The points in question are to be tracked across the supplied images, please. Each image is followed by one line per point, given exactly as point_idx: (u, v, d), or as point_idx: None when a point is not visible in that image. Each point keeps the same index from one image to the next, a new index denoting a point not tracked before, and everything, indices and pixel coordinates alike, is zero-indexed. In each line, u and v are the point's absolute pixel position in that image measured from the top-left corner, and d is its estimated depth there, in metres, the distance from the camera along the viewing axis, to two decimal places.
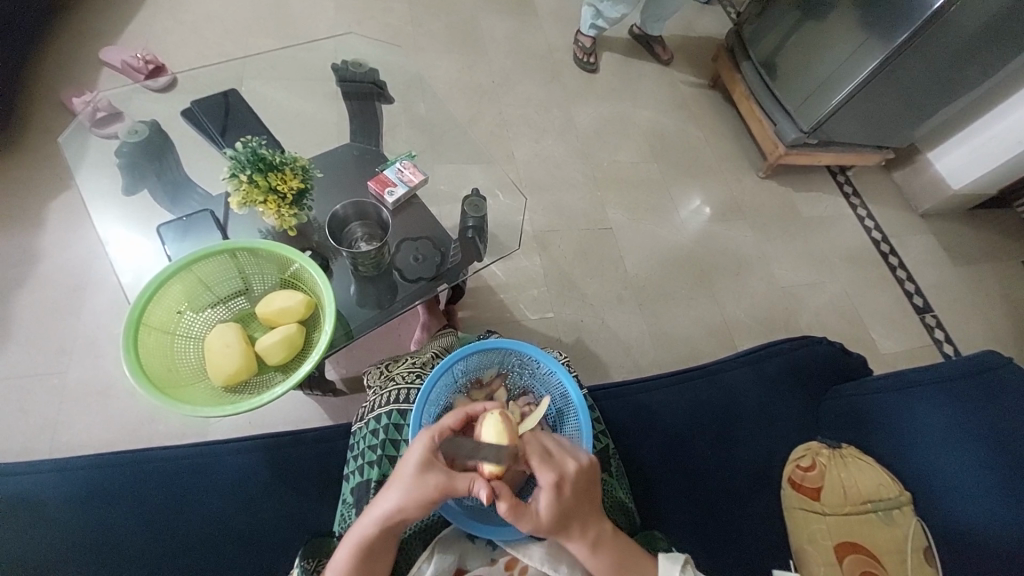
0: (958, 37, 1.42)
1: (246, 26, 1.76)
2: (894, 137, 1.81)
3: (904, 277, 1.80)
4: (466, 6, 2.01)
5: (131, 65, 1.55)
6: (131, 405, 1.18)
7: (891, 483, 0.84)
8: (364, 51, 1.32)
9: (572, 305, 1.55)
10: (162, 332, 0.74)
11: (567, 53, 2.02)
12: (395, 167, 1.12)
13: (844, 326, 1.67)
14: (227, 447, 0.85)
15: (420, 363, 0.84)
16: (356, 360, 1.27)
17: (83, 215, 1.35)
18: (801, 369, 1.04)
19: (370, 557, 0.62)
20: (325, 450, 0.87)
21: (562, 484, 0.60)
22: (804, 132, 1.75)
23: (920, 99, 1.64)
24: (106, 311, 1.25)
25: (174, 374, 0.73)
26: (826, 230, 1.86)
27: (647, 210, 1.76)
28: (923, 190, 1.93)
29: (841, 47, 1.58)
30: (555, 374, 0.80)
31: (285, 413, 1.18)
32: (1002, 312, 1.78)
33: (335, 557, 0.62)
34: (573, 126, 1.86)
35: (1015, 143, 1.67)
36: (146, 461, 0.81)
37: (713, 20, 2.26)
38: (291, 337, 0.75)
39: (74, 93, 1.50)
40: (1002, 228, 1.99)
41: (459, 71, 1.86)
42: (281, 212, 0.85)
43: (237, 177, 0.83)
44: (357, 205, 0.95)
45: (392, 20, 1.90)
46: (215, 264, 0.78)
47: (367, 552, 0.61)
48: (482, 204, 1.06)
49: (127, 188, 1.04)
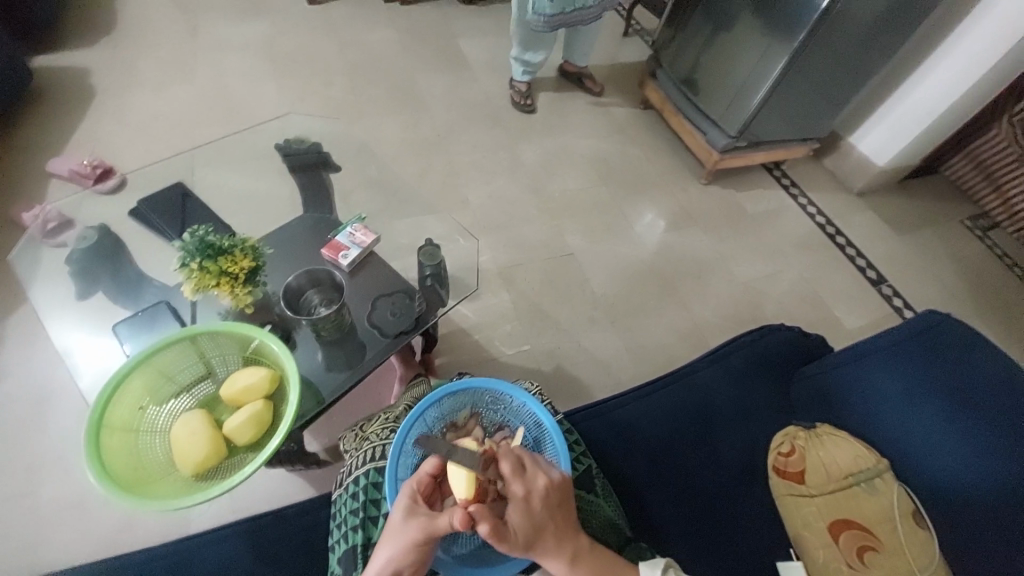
0: (849, 31, 1.58)
1: (192, 119, 1.82)
2: (815, 128, 1.95)
3: (853, 254, 1.89)
4: (403, 69, 2.13)
5: (79, 172, 1.57)
6: (107, 512, 1.13)
7: (866, 453, 0.87)
8: (306, 126, 1.38)
9: (547, 334, 1.57)
10: (126, 432, 0.74)
11: (505, 98, 2.13)
12: (347, 231, 1.15)
13: (808, 309, 1.74)
14: (205, 538, 0.82)
15: (392, 419, 0.84)
16: (338, 426, 1.25)
17: (41, 326, 1.33)
18: (766, 359, 1.08)
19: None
20: (309, 522, 0.85)
21: (532, 496, 0.61)
22: (732, 136, 1.87)
23: (830, 89, 1.78)
24: (72, 421, 1.22)
25: (144, 472, 0.72)
26: (773, 222, 1.95)
27: (603, 231, 1.83)
28: (853, 172, 2.06)
29: (749, 55, 1.73)
30: (526, 405, 0.81)
31: (271, 493, 1.16)
32: (950, 271, 1.88)
33: None
34: (520, 163, 1.95)
35: (925, 117, 1.82)
36: (122, 568, 0.78)
37: (634, 49, 2.44)
38: (257, 414, 0.75)
39: (25, 208, 1.51)
40: (933, 194, 2.12)
41: (404, 130, 1.95)
42: (236, 292, 0.86)
43: (188, 266, 0.84)
44: (309, 273, 0.97)
45: (334, 92, 2.00)
46: (174, 353, 0.79)
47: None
48: (436, 252, 1.10)
49: (82, 293, 1.05)
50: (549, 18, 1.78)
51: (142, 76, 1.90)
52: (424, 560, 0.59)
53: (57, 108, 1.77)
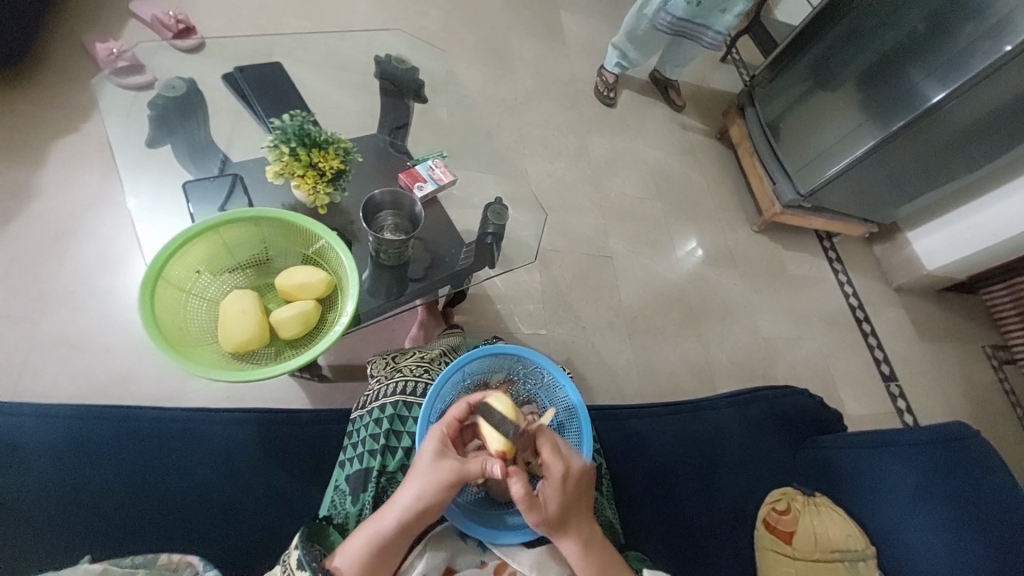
0: (947, 132, 1.54)
1: (282, 4, 1.77)
2: (879, 213, 1.93)
3: (874, 343, 1.90)
4: (499, 23, 2.07)
5: (162, 21, 1.53)
6: (107, 360, 1.13)
7: (858, 535, 0.88)
8: (399, 49, 1.34)
9: (565, 325, 1.57)
10: (176, 291, 0.73)
11: (589, 84, 2.09)
12: (428, 164, 1.13)
13: (816, 382, 1.75)
14: (219, 416, 0.83)
15: (428, 359, 0.84)
16: (347, 350, 1.25)
17: (86, 160, 1.31)
18: (783, 417, 1.09)
19: (385, 553, 0.60)
20: (320, 433, 0.85)
21: (568, 476, 0.63)
22: (801, 194, 1.85)
23: (906, 183, 1.76)
24: (92, 262, 1.21)
25: (185, 334, 0.71)
26: (809, 290, 1.95)
27: (647, 245, 1.82)
28: (899, 266, 2.06)
29: (841, 124, 1.70)
30: (561, 387, 0.81)
31: (268, 392, 1.16)
32: (959, 390, 1.89)
33: (347, 543, 0.60)
34: (586, 153, 1.92)
35: (990, 237, 1.79)
36: (133, 419, 0.78)
37: (727, 78, 2.38)
38: (308, 314, 0.75)
39: (97, 38, 1.47)
40: (966, 312, 2.12)
41: (484, 83, 1.91)
42: (316, 188, 0.85)
43: (279, 148, 0.84)
44: (394, 194, 0.95)
45: (427, 23, 1.94)
46: (241, 229, 0.78)
47: (383, 545, 0.60)
48: (503, 213, 1.08)
49: (152, 141, 1.03)
50: (674, 21, 1.79)
51: None
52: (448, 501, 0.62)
53: None
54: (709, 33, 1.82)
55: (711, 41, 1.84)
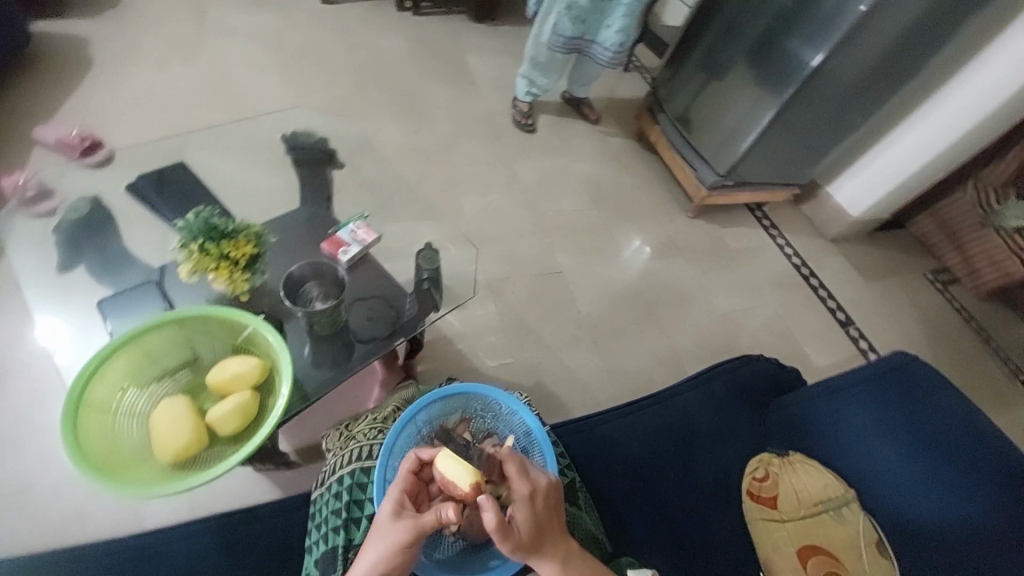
0: (834, 88, 1.67)
1: (189, 102, 1.79)
2: (797, 175, 2.05)
3: (825, 296, 1.99)
4: (408, 77, 2.15)
5: (65, 142, 1.52)
6: (58, 498, 1.07)
7: (835, 482, 0.91)
8: (310, 122, 1.37)
9: (530, 349, 1.58)
10: (101, 414, 0.72)
11: (505, 116, 2.18)
12: (349, 228, 1.14)
13: (781, 345, 1.81)
14: (176, 530, 0.80)
15: (381, 419, 0.83)
16: (312, 428, 1.22)
17: (6, 296, 1.27)
18: (745, 387, 1.11)
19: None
20: (285, 521, 0.83)
21: (536, 497, 0.64)
22: (721, 175, 1.96)
23: (813, 142, 1.89)
24: (26, 399, 1.15)
25: (119, 456, 0.70)
26: (753, 260, 2.04)
27: (592, 253, 1.87)
28: (828, 219, 2.17)
29: (743, 101, 1.82)
30: (517, 414, 0.83)
31: (235, 492, 1.12)
32: (912, 320, 1.99)
33: None
34: (516, 180, 1.99)
35: (898, 173, 1.94)
36: (84, 557, 0.75)
37: (632, 83, 2.53)
38: (243, 405, 0.74)
39: (3, 173, 1.45)
40: (900, 247, 2.25)
41: (405, 136, 1.97)
42: (233, 277, 0.88)
43: (188, 246, 0.86)
44: (313, 265, 0.97)
45: (338, 91, 2.00)
46: (160, 336, 0.77)
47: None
48: (434, 256, 1.11)
49: (61, 266, 1.02)
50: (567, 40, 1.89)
51: (142, 52, 1.87)
52: (412, 557, 0.61)
53: (49, 75, 1.72)
54: (602, 50, 1.91)
55: (605, 58, 1.91)
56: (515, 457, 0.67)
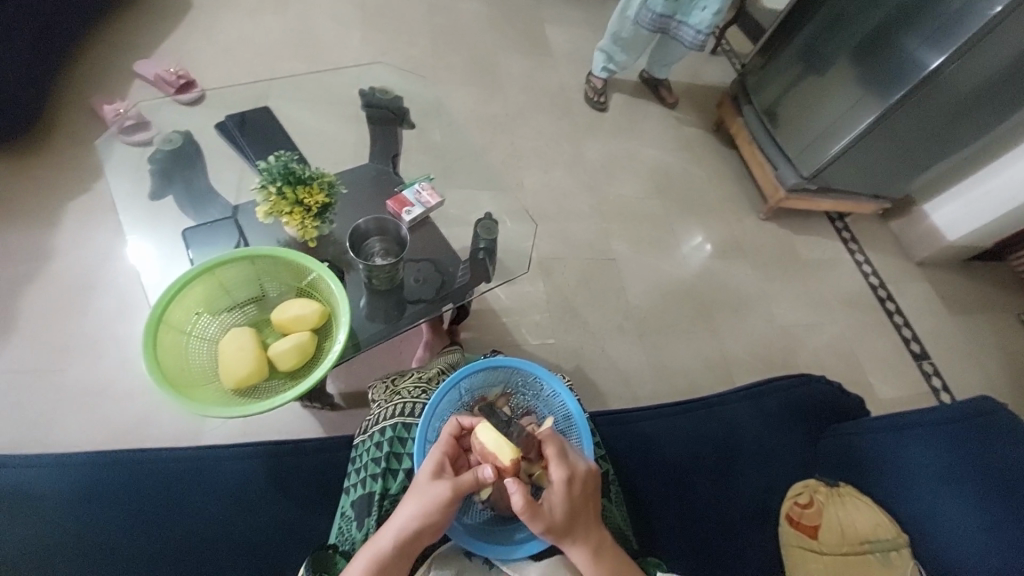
0: (951, 96, 1.49)
1: (273, 50, 1.85)
2: (890, 187, 1.87)
3: (900, 322, 1.83)
4: (484, 43, 2.11)
5: (163, 79, 1.61)
6: (128, 406, 1.18)
7: (887, 524, 0.83)
8: (386, 80, 1.38)
9: (574, 333, 1.56)
10: (176, 333, 0.77)
11: (579, 92, 2.10)
12: (414, 188, 1.15)
13: (841, 368, 1.69)
14: (228, 452, 0.86)
15: (425, 379, 0.86)
16: (357, 376, 1.27)
17: (100, 218, 1.38)
18: (800, 407, 1.05)
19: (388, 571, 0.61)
20: (326, 461, 0.88)
21: (572, 483, 0.63)
22: (804, 177, 1.80)
23: (916, 153, 1.70)
24: (111, 313, 1.27)
25: (188, 375, 0.75)
26: (825, 273, 1.89)
27: (650, 244, 1.80)
28: (918, 240, 1.97)
29: (841, 101, 1.66)
30: (559, 395, 0.82)
31: (283, 423, 1.19)
32: (998, 362, 1.80)
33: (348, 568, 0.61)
34: (582, 159, 1.93)
35: (1012, 199, 1.71)
36: (147, 461, 0.82)
37: (718, 69, 2.37)
38: (303, 345, 0.78)
39: (106, 101, 1.56)
40: (997, 280, 2.02)
41: (475, 102, 1.94)
42: (305, 222, 0.91)
43: (267, 188, 0.89)
44: (378, 220, 0.98)
45: (414, 51, 2.00)
46: (235, 270, 0.82)
47: (383, 569, 0.60)
48: (493, 227, 1.11)
49: (154, 193, 1.09)
50: (656, 18, 1.78)
51: None
52: (445, 522, 0.62)
53: (152, 13, 1.82)
54: (690, 32, 1.77)
55: (694, 41, 1.77)
56: (556, 440, 0.66)
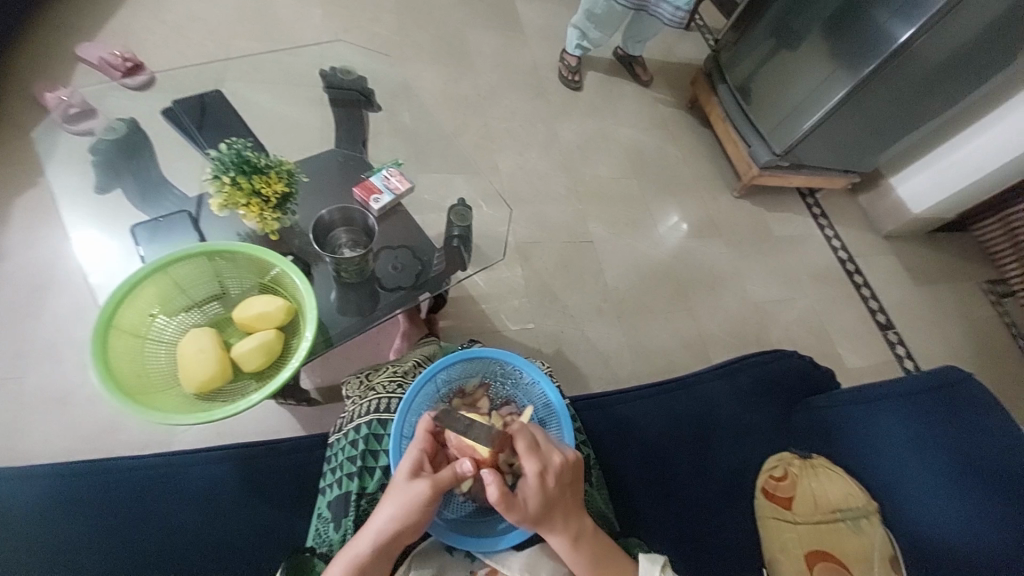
0: (918, 70, 1.50)
1: (229, 28, 1.74)
2: (859, 162, 1.90)
3: (869, 295, 1.88)
4: (454, 19, 2.04)
5: (108, 61, 1.50)
6: (91, 411, 1.12)
7: (859, 493, 0.86)
8: (350, 59, 1.31)
9: (553, 317, 1.55)
10: (131, 337, 0.73)
11: (552, 70, 2.05)
12: (382, 174, 1.11)
13: (814, 342, 1.73)
14: (198, 456, 0.83)
15: (400, 373, 0.84)
16: (333, 370, 1.24)
17: (46, 213, 1.29)
18: (774, 383, 1.07)
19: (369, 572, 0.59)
20: (301, 460, 0.85)
21: (546, 474, 0.62)
22: (777, 154, 1.82)
23: (884, 128, 1.72)
24: (65, 314, 1.20)
25: (145, 381, 0.71)
26: (797, 249, 1.92)
27: (627, 225, 1.80)
28: (886, 214, 2.02)
29: (812, 76, 1.66)
30: (538, 384, 0.81)
31: (257, 422, 1.15)
32: (959, 330, 1.87)
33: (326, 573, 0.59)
34: (556, 140, 1.90)
35: (973, 172, 1.77)
36: (109, 470, 0.78)
37: (692, 45, 2.34)
38: (268, 343, 0.75)
39: (45, 87, 1.45)
40: (959, 251, 2.09)
41: (445, 82, 1.88)
42: (264, 215, 0.86)
43: (220, 179, 0.84)
44: (343, 210, 0.94)
45: (380, 29, 1.91)
46: (191, 267, 0.78)
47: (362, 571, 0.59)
48: (467, 213, 1.08)
49: (100, 186, 1.02)
50: None
51: None
52: (424, 521, 0.61)
53: None
54: (668, 8, 1.72)
55: (672, 17, 1.72)
56: (530, 432, 0.65)
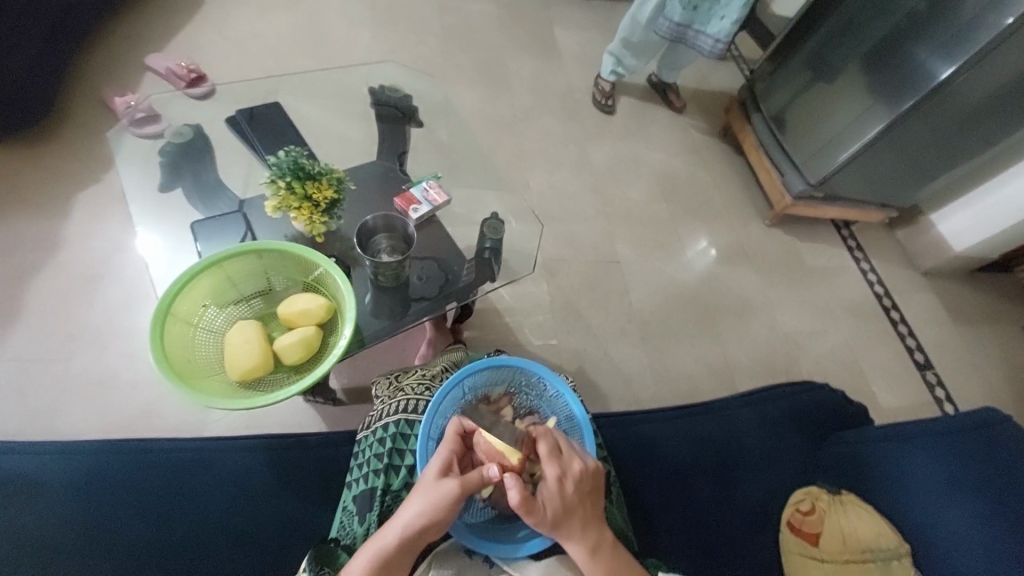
0: (961, 106, 1.48)
1: (283, 45, 1.86)
2: (897, 196, 1.86)
3: (904, 332, 1.82)
4: (494, 43, 2.12)
5: (174, 73, 1.62)
6: (133, 396, 1.18)
7: (889, 533, 0.83)
8: (396, 78, 1.38)
9: (576, 335, 1.56)
10: (185, 325, 0.78)
11: (587, 94, 2.11)
12: (422, 186, 1.16)
13: (844, 376, 1.68)
14: (233, 444, 0.87)
15: (429, 376, 0.86)
16: (360, 372, 1.28)
17: (108, 209, 1.39)
18: (802, 414, 1.05)
19: (392, 566, 0.61)
20: (328, 455, 0.88)
21: (566, 480, 0.63)
22: (811, 184, 1.80)
23: (924, 162, 1.69)
24: (117, 303, 1.28)
25: (194, 367, 0.76)
26: (829, 281, 1.89)
27: (655, 247, 1.80)
28: (924, 249, 1.97)
29: (849, 109, 1.65)
30: (562, 397, 0.83)
31: (285, 417, 1.19)
32: (1003, 374, 1.78)
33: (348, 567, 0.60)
34: (588, 161, 1.93)
35: (1018, 211, 1.71)
36: (150, 451, 0.83)
37: (727, 75, 2.37)
38: (308, 339, 0.78)
39: (117, 94, 1.57)
40: (1003, 292, 2.01)
41: (482, 102, 1.95)
42: (312, 218, 0.91)
43: (276, 182, 0.90)
44: (386, 217, 0.99)
45: (424, 50, 2.00)
46: (242, 263, 0.83)
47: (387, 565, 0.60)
48: (500, 227, 1.11)
49: (164, 186, 1.10)
50: (672, 26, 1.77)
51: None
52: (447, 520, 0.62)
53: (164, 7, 1.83)
54: (707, 40, 1.76)
55: (713, 48, 1.75)
56: (552, 438, 0.67)
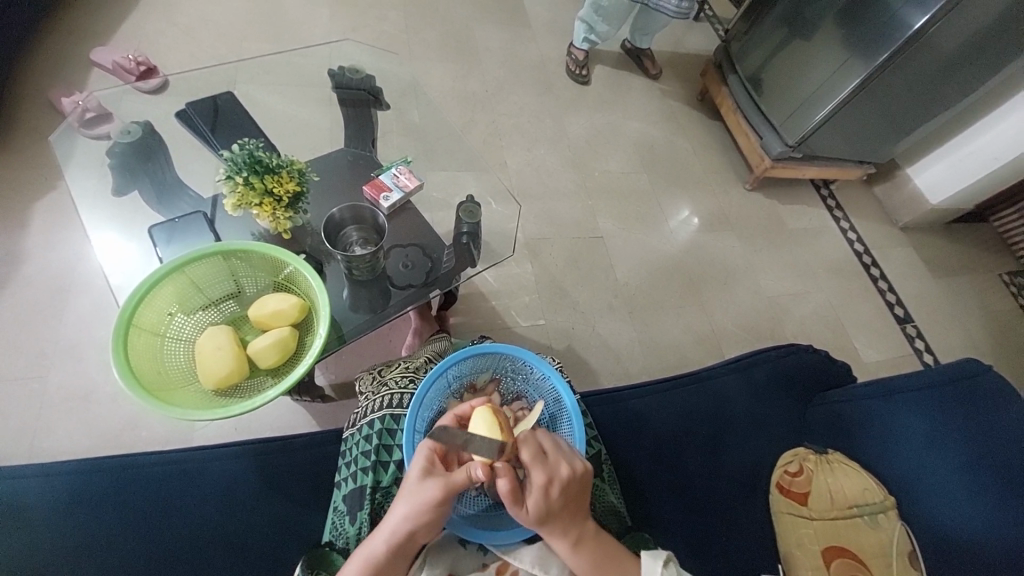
0: (935, 57, 1.46)
1: (240, 30, 1.76)
2: (875, 153, 1.86)
3: (885, 287, 1.84)
4: (461, 15, 2.03)
5: (122, 66, 1.53)
6: (113, 408, 1.15)
7: (875, 487, 0.85)
8: (358, 58, 1.32)
9: (563, 313, 1.55)
10: (151, 335, 0.75)
11: (560, 65, 2.04)
12: (391, 172, 1.12)
13: (828, 336, 1.70)
14: (218, 452, 0.85)
15: (413, 369, 0.86)
16: (347, 365, 1.26)
17: (69, 215, 1.33)
18: (789, 377, 1.06)
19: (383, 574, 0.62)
20: (317, 455, 0.87)
21: (552, 486, 0.61)
22: (789, 145, 1.78)
23: (900, 118, 1.68)
24: (87, 314, 1.23)
25: (166, 378, 0.74)
26: (810, 242, 1.90)
27: (638, 219, 1.79)
28: (903, 205, 1.98)
29: (825, 65, 1.62)
30: (548, 379, 0.81)
31: (274, 419, 1.17)
32: (979, 322, 1.83)
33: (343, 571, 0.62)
34: (565, 135, 1.89)
35: (991, 160, 1.72)
36: (131, 467, 0.81)
37: (702, 37, 2.32)
38: (283, 340, 0.76)
39: (64, 93, 1.48)
40: (978, 242, 2.05)
41: (453, 80, 1.88)
42: (276, 214, 0.88)
43: (233, 179, 0.85)
44: (354, 208, 0.95)
45: (387, 27, 1.92)
46: (208, 266, 0.80)
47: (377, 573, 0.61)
48: (476, 210, 1.04)
49: (118, 189, 1.04)
50: None
51: None
52: (437, 522, 0.62)
53: None
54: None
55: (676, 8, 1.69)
56: (535, 442, 0.63)
